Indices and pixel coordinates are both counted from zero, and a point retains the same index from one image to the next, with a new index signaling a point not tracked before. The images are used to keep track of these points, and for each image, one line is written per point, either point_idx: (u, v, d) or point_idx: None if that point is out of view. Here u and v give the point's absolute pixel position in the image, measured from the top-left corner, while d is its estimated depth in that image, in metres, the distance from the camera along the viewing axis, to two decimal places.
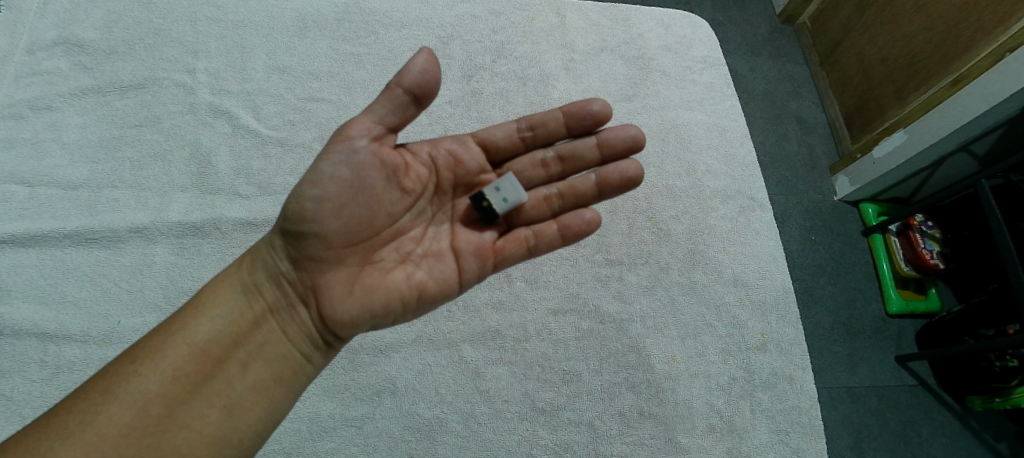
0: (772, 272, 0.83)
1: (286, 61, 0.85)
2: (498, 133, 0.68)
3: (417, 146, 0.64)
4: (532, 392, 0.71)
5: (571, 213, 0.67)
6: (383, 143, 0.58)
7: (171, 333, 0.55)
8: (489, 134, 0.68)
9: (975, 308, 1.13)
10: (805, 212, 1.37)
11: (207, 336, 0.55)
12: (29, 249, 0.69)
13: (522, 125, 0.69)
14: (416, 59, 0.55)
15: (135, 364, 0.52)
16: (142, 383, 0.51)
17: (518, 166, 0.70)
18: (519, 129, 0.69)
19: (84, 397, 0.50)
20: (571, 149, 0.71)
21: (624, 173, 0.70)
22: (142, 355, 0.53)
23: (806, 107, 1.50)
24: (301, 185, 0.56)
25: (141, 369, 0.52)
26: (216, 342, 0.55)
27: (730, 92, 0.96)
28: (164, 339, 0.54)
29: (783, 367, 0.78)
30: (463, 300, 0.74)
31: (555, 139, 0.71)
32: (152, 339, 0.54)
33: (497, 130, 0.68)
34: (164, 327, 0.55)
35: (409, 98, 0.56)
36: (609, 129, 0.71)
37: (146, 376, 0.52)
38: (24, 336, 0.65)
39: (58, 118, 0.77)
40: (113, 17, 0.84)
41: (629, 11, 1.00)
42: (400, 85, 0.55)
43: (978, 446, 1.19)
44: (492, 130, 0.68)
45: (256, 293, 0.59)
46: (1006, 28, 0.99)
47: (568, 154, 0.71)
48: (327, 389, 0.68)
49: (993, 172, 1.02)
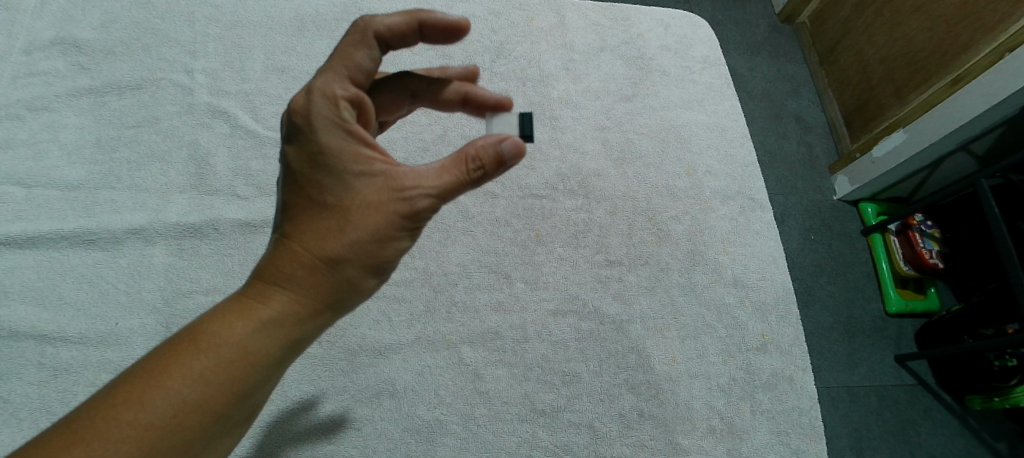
0: (773, 272, 0.83)
1: (285, 61, 0.85)
2: (345, 107, 0.49)
3: (346, 142, 0.48)
4: (531, 394, 0.71)
5: (479, 139, 0.48)
6: (398, 168, 0.48)
7: (216, 368, 0.43)
8: (356, 72, 0.51)
9: (975, 307, 1.12)
10: (803, 211, 1.37)
11: (258, 380, 0.46)
12: (26, 251, 0.69)
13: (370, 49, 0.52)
14: (362, 54, 0.51)
15: (176, 401, 0.42)
16: (186, 430, 0.42)
17: (368, 73, 0.52)
18: (362, 68, 0.51)
19: (110, 439, 0.39)
20: (429, 36, 0.56)
21: (447, 32, 0.56)
22: (179, 383, 0.42)
23: (805, 107, 1.50)
24: (363, 231, 0.46)
25: (182, 410, 0.42)
26: (256, 378, 0.45)
27: (729, 92, 0.97)
28: (203, 374, 0.43)
29: (783, 368, 0.78)
30: (463, 302, 0.74)
31: (384, 41, 0.53)
32: (189, 373, 0.43)
33: (321, 89, 0.49)
34: (204, 362, 0.43)
35: (363, 72, 0.52)
36: (425, 26, 0.55)
37: (198, 423, 0.42)
38: (22, 338, 0.65)
39: (55, 119, 0.76)
40: (110, 17, 0.83)
41: (630, 10, 1.00)
42: (357, 68, 0.51)
43: (978, 446, 1.19)
44: (354, 68, 0.51)
45: (304, 328, 0.48)
46: (1006, 28, 0.98)
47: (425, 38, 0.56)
48: (326, 391, 0.67)
49: (994, 172, 1.02)
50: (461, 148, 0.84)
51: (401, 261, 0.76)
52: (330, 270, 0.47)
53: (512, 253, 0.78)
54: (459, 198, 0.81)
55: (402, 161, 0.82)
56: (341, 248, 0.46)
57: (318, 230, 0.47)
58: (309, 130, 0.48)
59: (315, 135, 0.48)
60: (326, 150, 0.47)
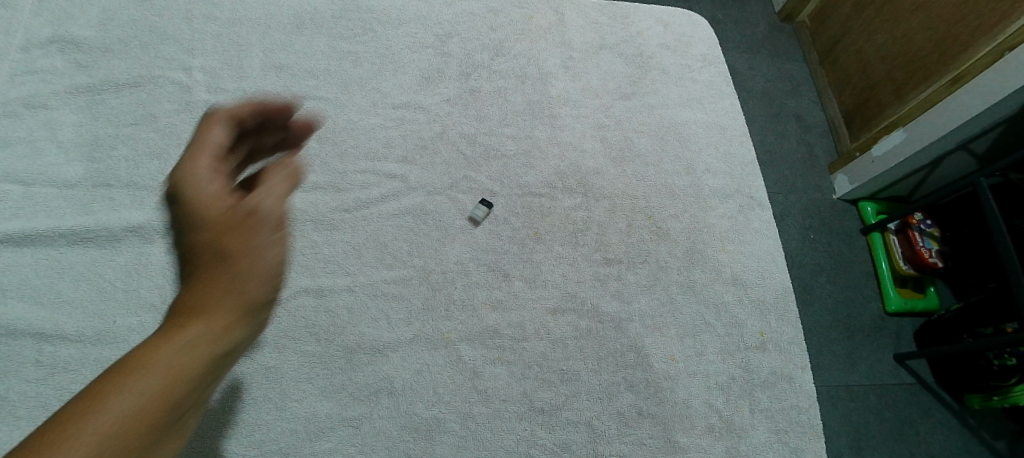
0: (772, 271, 0.83)
1: (284, 59, 0.85)
2: (206, 172, 0.49)
3: (211, 185, 0.49)
4: (531, 392, 0.71)
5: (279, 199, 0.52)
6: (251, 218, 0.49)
7: (155, 374, 0.40)
8: (212, 146, 0.51)
9: (974, 306, 1.12)
10: (803, 210, 1.37)
11: (197, 387, 0.42)
12: (24, 249, 0.69)
13: (223, 128, 0.53)
14: (213, 133, 0.52)
15: (125, 406, 0.38)
16: (141, 435, 0.38)
17: (219, 146, 0.52)
18: (215, 143, 0.52)
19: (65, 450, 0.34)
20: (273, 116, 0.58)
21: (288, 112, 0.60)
22: (121, 391, 0.38)
23: (804, 106, 1.50)
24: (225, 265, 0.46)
25: (135, 409, 0.38)
26: (194, 383, 0.42)
27: (728, 90, 0.96)
28: (145, 377, 0.39)
29: (782, 367, 0.78)
30: (462, 299, 0.74)
31: (232, 119, 0.54)
32: (131, 380, 0.39)
33: (187, 163, 0.50)
34: (143, 369, 0.40)
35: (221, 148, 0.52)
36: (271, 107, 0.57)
37: (151, 428, 0.38)
38: (19, 336, 0.65)
39: (53, 117, 0.76)
40: (108, 14, 0.83)
41: (629, 8, 0.99)
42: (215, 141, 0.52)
43: (977, 445, 1.19)
44: (208, 143, 0.51)
45: (235, 334, 0.45)
46: (1005, 27, 0.98)
47: (270, 119, 0.58)
48: (324, 389, 0.67)
49: (993, 171, 1.01)
50: (460, 146, 0.84)
51: (400, 259, 0.75)
52: (238, 275, 0.46)
53: (511, 251, 0.78)
54: (459, 196, 0.81)
55: (401, 159, 0.82)
56: (241, 256, 0.47)
57: (210, 252, 0.46)
58: (178, 192, 0.48)
59: (179, 198, 0.48)
60: (190, 202, 0.48)
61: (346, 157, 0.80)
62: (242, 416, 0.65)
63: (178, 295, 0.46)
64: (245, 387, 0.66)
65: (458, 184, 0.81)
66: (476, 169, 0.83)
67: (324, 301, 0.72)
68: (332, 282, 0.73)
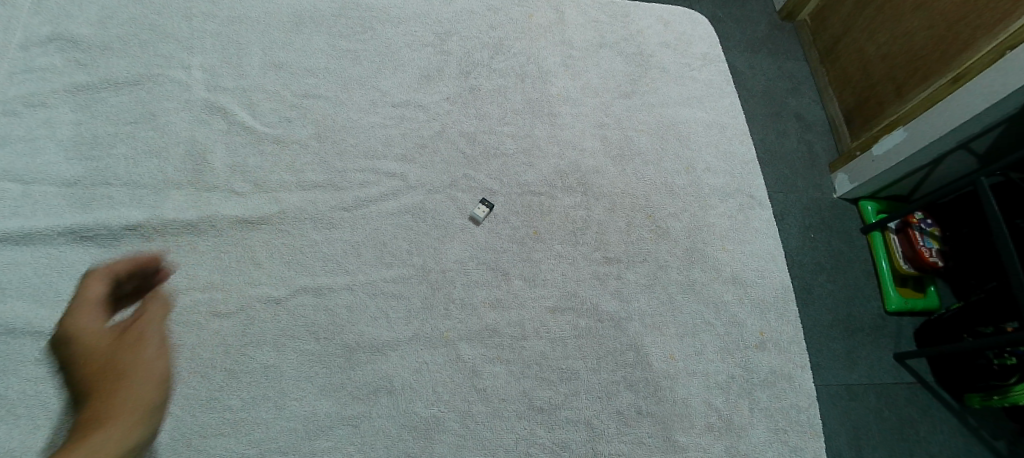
0: (772, 270, 0.83)
1: (284, 57, 0.84)
2: (91, 318, 0.58)
3: (98, 325, 0.57)
4: (530, 391, 0.71)
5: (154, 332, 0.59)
6: (141, 339, 0.58)
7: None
8: (89, 300, 0.59)
9: (975, 306, 1.12)
10: (803, 209, 1.37)
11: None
12: (23, 247, 0.69)
13: (105, 281, 0.61)
14: (93, 287, 0.60)
15: None
16: None
17: (98, 299, 0.60)
18: (96, 295, 0.60)
19: None
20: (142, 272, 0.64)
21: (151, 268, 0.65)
22: None
23: (805, 104, 1.49)
24: (124, 382, 0.53)
25: None
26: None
27: (729, 89, 0.96)
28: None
29: (781, 366, 0.78)
30: (461, 299, 0.74)
31: (107, 275, 0.61)
32: None
33: (74, 314, 0.57)
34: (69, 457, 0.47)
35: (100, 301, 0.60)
36: (136, 265, 0.63)
37: None
38: (18, 335, 0.65)
39: (52, 115, 0.76)
40: (107, 13, 0.83)
41: (630, 6, 0.99)
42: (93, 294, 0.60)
43: (977, 444, 1.19)
44: (85, 299, 0.59)
45: (138, 433, 0.52)
46: (1007, 26, 0.98)
47: (144, 275, 0.65)
48: (323, 388, 0.67)
49: (994, 170, 1.01)
50: (460, 145, 0.84)
51: (399, 258, 0.75)
52: (131, 380, 0.54)
53: (511, 250, 0.78)
54: (458, 195, 0.81)
55: (401, 157, 0.81)
56: (130, 368, 0.55)
57: (105, 368, 0.54)
58: (68, 336, 0.56)
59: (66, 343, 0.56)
60: (77, 340, 0.56)
61: (346, 156, 0.80)
62: (241, 415, 0.65)
63: (81, 412, 0.52)
64: (244, 386, 0.66)
65: (458, 183, 0.81)
66: (476, 167, 0.83)
67: (324, 299, 0.72)
68: (331, 281, 0.73)
